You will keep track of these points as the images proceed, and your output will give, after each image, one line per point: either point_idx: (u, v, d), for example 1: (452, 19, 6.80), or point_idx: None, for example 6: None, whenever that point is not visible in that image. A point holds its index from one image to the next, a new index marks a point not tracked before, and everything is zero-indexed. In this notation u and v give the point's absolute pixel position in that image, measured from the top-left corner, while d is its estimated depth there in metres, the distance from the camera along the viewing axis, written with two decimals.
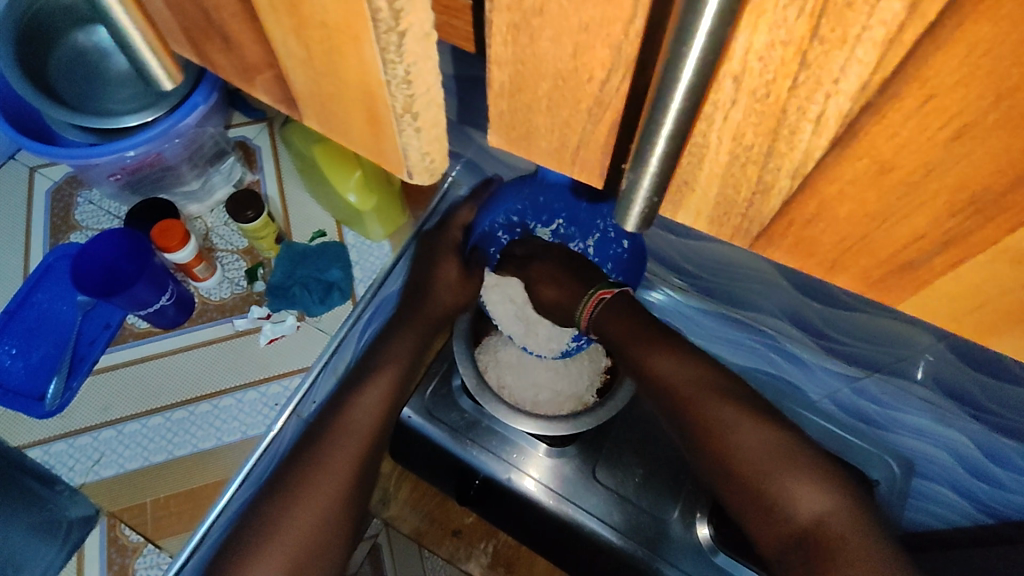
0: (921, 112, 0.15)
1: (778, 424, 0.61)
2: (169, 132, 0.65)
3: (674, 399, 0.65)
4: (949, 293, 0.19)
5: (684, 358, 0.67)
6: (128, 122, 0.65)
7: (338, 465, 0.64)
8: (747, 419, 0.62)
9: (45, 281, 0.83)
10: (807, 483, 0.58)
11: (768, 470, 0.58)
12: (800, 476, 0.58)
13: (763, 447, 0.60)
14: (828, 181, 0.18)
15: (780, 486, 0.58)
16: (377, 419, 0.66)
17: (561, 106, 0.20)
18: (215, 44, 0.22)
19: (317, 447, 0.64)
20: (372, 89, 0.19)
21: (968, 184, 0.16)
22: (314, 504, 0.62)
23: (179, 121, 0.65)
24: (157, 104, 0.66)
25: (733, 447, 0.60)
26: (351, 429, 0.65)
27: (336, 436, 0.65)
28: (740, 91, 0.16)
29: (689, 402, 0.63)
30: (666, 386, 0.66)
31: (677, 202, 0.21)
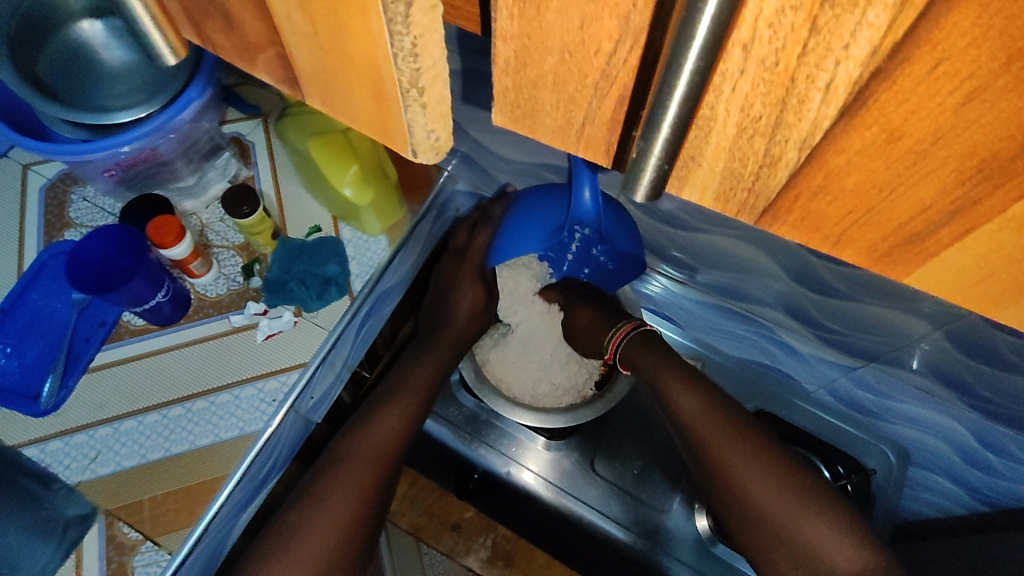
0: (932, 76, 0.15)
1: (798, 470, 0.63)
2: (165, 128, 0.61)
3: (695, 436, 0.66)
4: (954, 264, 0.19)
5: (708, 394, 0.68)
6: (122, 118, 0.61)
7: (364, 480, 0.67)
8: (762, 462, 0.63)
9: (39, 280, 0.83)
10: (825, 524, 0.59)
11: (784, 511, 0.60)
12: (820, 517, 0.60)
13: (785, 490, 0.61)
14: (836, 151, 0.18)
15: (790, 524, 0.59)
16: (400, 436, 0.71)
17: (567, 81, 0.20)
18: (215, 22, 0.21)
19: (344, 460, 0.68)
20: (377, 63, 0.19)
21: (976, 151, 0.16)
22: (340, 511, 0.65)
23: (174, 116, 0.61)
24: (151, 99, 0.61)
25: (754, 487, 0.62)
26: (378, 449, 0.70)
27: (361, 454, 0.68)
28: (749, 60, 0.16)
29: (709, 440, 0.64)
30: (692, 425, 0.66)
31: (684, 178, 0.21)
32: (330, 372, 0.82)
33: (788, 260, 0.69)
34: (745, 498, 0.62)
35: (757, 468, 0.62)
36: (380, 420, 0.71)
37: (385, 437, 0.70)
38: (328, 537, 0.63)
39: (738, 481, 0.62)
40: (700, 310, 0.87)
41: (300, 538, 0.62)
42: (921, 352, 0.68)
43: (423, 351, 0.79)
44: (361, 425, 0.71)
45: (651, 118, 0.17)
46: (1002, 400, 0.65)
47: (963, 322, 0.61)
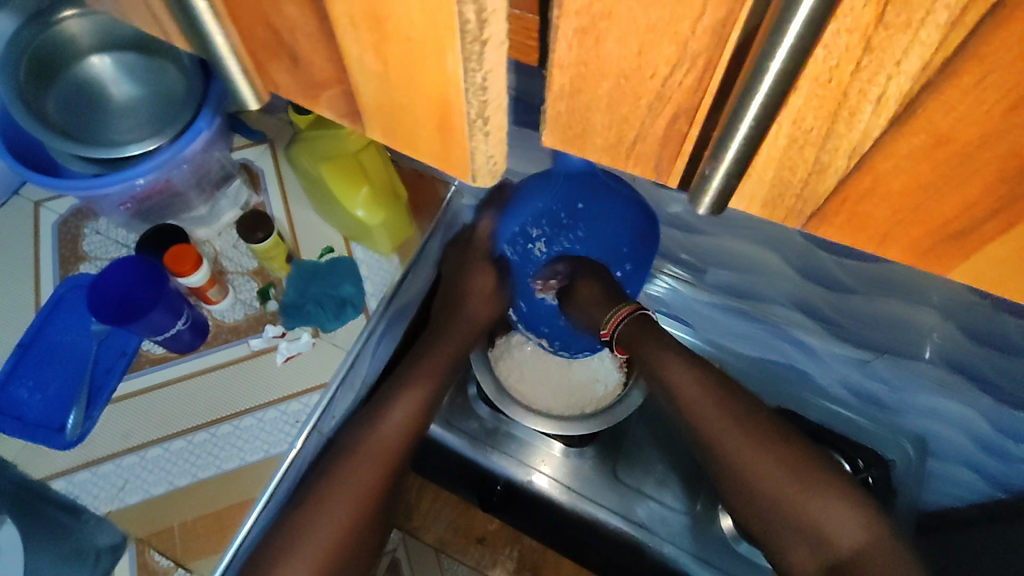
0: (980, 87, 0.16)
1: (807, 450, 0.58)
2: (176, 160, 0.62)
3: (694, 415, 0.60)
4: (996, 256, 0.20)
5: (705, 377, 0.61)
6: (130, 151, 0.61)
7: (367, 482, 0.64)
8: (766, 442, 0.57)
9: (57, 313, 0.84)
10: (831, 497, 0.54)
11: (791, 500, 0.55)
12: (823, 489, 0.55)
13: (778, 469, 0.56)
14: (885, 157, 0.19)
15: (802, 515, 0.54)
16: (407, 434, 0.67)
17: (620, 103, 0.21)
18: (280, 62, 0.23)
19: (344, 464, 0.64)
20: (446, 97, 0.20)
21: (1019, 151, 0.17)
22: (342, 514, 0.62)
23: (185, 148, 0.61)
24: (160, 133, 0.62)
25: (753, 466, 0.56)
26: (384, 447, 0.66)
27: (367, 451, 0.65)
28: (803, 78, 0.17)
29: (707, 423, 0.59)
30: (688, 405, 0.60)
31: (734, 187, 0.22)
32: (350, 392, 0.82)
33: (796, 255, 0.70)
34: (753, 483, 0.56)
35: (755, 446, 0.57)
36: (384, 415, 0.67)
37: (391, 436, 0.66)
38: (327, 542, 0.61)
39: (738, 462, 0.57)
40: (711, 310, 0.88)
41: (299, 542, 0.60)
42: (934, 344, 0.70)
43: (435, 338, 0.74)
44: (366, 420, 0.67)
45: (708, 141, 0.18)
46: (1012, 386, 0.65)
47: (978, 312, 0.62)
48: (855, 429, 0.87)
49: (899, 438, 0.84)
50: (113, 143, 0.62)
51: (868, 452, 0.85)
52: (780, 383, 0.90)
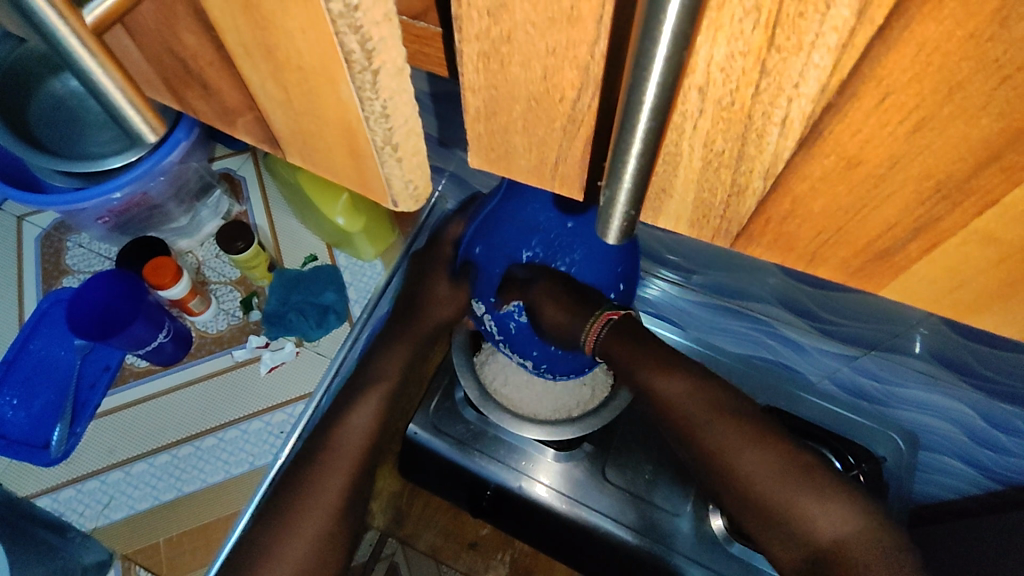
0: (880, 109, 0.15)
1: (789, 439, 0.55)
2: (155, 171, 0.64)
3: (675, 415, 0.58)
4: (923, 276, 0.20)
5: (693, 376, 0.59)
6: (112, 162, 0.63)
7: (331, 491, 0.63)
8: (748, 435, 0.55)
9: (39, 330, 0.83)
10: (818, 492, 0.52)
11: (779, 491, 0.52)
12: (812, 483, 0.52)
13: (765, 461, 0.53)
14: (799, 179, 0.18)
15: (787, 507, 0.51)
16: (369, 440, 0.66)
17: (536, 125, 0.21)
18: (195, 91, 0.22)
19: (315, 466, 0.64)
20: (350, 125, 0.19)
21: (932, 174, 0.16)
22: (309, 526, 0.62)
23: (164, 157, 0.64)
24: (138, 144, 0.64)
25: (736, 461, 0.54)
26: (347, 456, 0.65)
27: (329, 460, 0.64)
28: (706, 100, 0.17)
29: (690, 421, 0.57)
30: (672, 404, 0.58)
31: (659, 208, 0.22)
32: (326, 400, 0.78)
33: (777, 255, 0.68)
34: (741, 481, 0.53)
35: (739, 441, 0.55)
36: (344, 423, 0.66)
37: (354, 441, 0.66)
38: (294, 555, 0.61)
39: (720, 457, 0.55)
40: (698, 309, 0.87)
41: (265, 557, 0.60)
42: (920, 338, 0.67)
43: (388, 343, 0.71)
44: (327, 429, 0.66)
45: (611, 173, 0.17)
46: (1004, 378, 0.62)
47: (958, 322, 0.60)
48: (845, 425, 0.83)
49: (890, 431, 0.82)
50: (95, 156, 0.64)
51: (858, 446, 0.81)
52: (770, 379, 0.88)
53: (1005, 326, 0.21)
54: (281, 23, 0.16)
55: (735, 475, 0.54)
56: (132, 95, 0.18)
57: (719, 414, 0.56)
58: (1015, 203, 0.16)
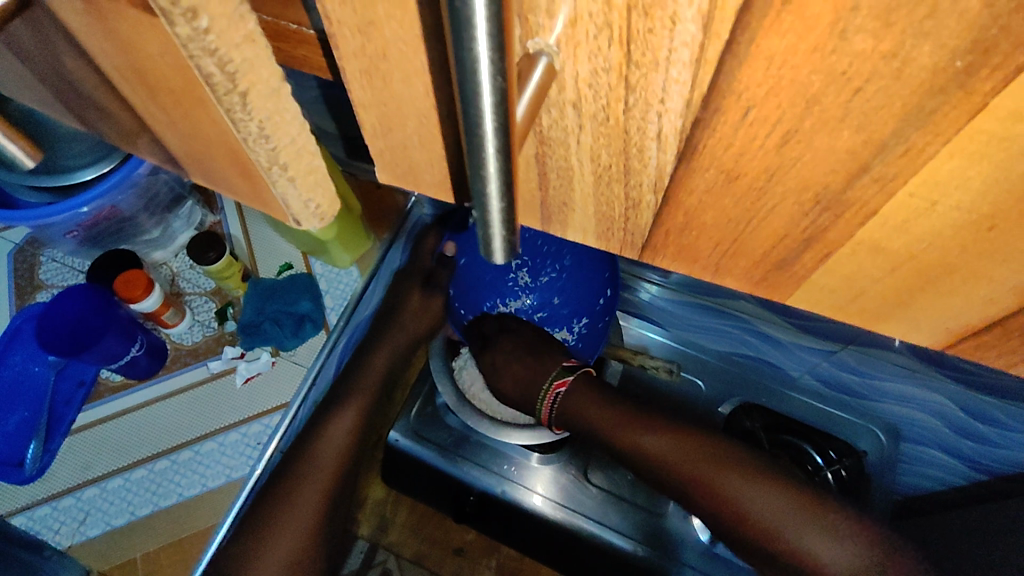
0: (746, 123, 0.15)
1: (788, 477, 0.53)
2: (126, 181, 0.65)
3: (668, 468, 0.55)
4: (824, 285, 0.19)
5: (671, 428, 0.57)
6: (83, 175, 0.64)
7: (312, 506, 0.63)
8: (737, 470, 0.53)
9: (15, 343, 0.80)
10: (825, 529, 0.49)
11: (788, 528, 0.50)
12: (817, 522, 0.50)
13: (770, 502, 0.51)
14: (687, 192, 0.18)
15: (799, 550, 0.49)
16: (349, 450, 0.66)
17: (432, 141, 0.20)
18: (95, 113, 0.22)
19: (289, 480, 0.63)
20: (234, 145, 0.19)
21: (810, 186, 0.16)
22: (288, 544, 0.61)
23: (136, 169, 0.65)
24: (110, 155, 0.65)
25: (740, 505, 0.52)
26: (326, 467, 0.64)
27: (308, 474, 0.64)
28: (583, 116, 0.17)
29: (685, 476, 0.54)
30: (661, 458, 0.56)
31: (564, 220, 0.21)
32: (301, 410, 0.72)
33: None
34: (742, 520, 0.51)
35: (738, 485, 0.53)
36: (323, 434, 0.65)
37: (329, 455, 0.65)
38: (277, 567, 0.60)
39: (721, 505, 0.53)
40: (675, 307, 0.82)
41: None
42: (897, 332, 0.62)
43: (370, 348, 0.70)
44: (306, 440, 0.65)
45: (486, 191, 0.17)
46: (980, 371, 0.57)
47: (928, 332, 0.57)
48: (825, 420, 0.81)
49: (872, 426, 0.78)
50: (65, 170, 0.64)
51: (838, 442, 0.80)
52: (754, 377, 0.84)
53: (915, 332, 0.20)
54: (143, 45, 0.16)
55: (740, 521, 0.52)
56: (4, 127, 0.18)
57: (712, 461, 0.54)
58: (893, 214, 0.16)
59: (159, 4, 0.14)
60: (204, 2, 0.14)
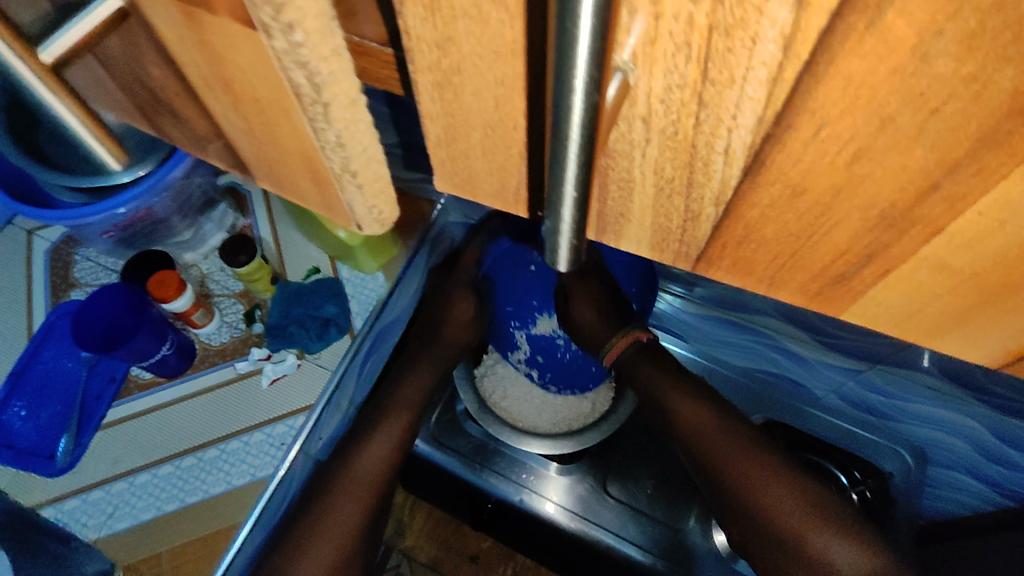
0: (818, 138, 0.15)
1: (805, 479, 0.53)
2: (159, 185, 0.66)
3: (698, 446, 0.56)
4: (882, 300, 0.20)
5: (712, 408, 0.58)
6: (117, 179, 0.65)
7: (351, 521, 0.62)
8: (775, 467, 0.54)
9: (50, 341, 0.85)
10: (837, 534, 0.50)
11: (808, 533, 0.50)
12: (829, 525, 0.50)
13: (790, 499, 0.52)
14: (749, 206, 0.18)
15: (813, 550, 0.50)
16: (387, 468, 0.64)
17: (495, 152, 0.21)
18: (166, 118, 0.23)
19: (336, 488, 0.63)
20: (309, 152, 0.20)
21: (876, 203, 0.16)
22: (328, 553, 0.60)
23: (168, 174, 0.65)
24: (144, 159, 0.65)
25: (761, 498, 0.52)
26: (362, 483, 0.63)
27: (349, 485, 0.63)
28: (651, 130, 0.17)
29: (715, 454, 0.55)
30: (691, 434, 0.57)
31: (619, 230, 0.22)
32: (336, 411, 0.73)
33: None
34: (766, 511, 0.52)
35: (762, 478, 0.53)
36: (362, 450, 0.64)
37: (368, 469, 0.64)
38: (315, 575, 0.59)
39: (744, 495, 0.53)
40: (704, 322, 0.82)
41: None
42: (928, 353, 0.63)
43: (404, 365, 0.70)
44: (344, 456, 0.64)
45: None
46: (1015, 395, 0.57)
47: None
48: (847, 436, 0.80)
49: (898, 447, 0.77)
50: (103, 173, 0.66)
51: (864, 463, 0.78)
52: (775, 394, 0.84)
53: (970, 351, 0.20)
54: (233, 57, 0.17)
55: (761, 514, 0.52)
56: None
57: (748, 449, 0.55)
58: (959, 232, 0.16)
59: (260, 19, 0.15)
60: (301, 19, 0.15)
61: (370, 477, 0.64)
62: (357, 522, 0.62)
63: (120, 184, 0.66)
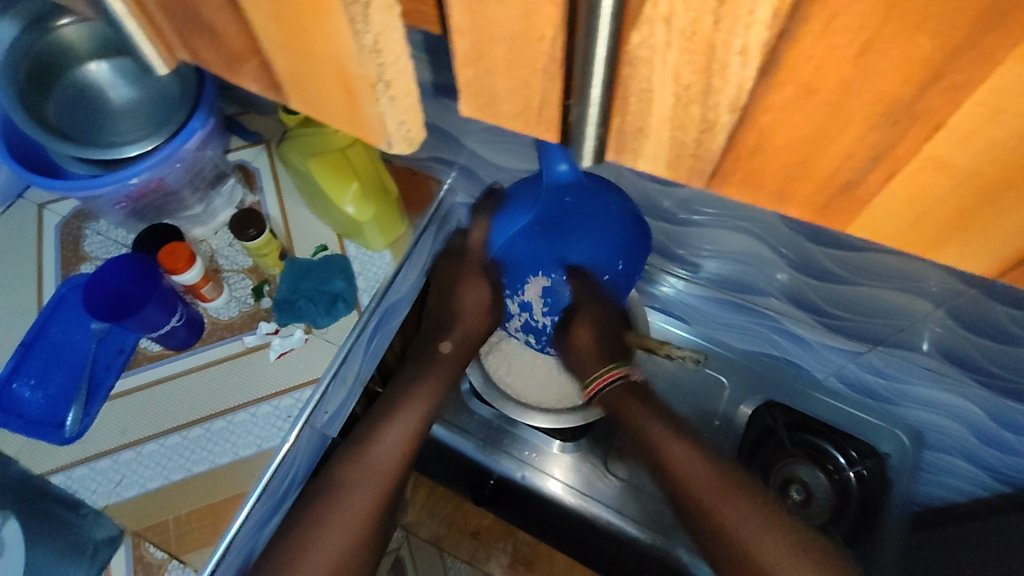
0: (829, 31, 0.16)
1: (787, 519, 0.62)
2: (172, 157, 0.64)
3: (690, 488, 0.64)
4: (888, 209, 0.21)
5: (701, 452, 0.66)
6: (129, 151, 0.64)
7: (359, 510, 0.65)
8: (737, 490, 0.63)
9: (59, 313, 0.81)
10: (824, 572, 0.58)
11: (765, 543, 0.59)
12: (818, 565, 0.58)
13: (781, 540, 0.60)
14: (763, 110, 0.19)
15: None
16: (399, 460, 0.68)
17: (519, 67, 0.22)
18: (202, 39, 0.24)
19: (344, 481, 0.66)
20: (345, 61, 0.21)
21: (882, 98, 0.17)
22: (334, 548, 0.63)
23: (181, 146, 0.64)
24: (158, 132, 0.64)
25: (750, 538, 0.60)
26: (375, 473, 0.67)
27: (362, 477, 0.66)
28: (671, 32, 0.18)
29: (710, 497, 0.63)
30: (686, 478, 0.65)
31: (636, 148, 0.23)
32: (342, 388, 0.78)
33: (788, 247, 0.66)
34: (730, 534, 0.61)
35: (754, 519, 0.61)
36: (376, 441, 0.68)
37: (384, 460, 0.68)
38: (325, 563, 0.62)
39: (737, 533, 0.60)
40: (707, 305, 0.82)
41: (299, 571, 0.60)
42: (929, 334, 0.65)
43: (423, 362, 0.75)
44: (358, 446, 0.68)
45: (586, 83, 0.20)
46: (1014, 375, 0.62)
47: (969, 297, 0.58)
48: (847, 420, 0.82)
49: (896, 429, 0.79)
50: (113, 145, 0.64)
51: (861, 443, 0.82)
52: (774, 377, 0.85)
53: (967, 261, 0.22)
54: None
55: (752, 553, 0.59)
56: (146, 32, 0.24)
57: (740, 492, 0.63)
58: (960, 124, 0.17)
59: None
60: None
61: (387, 467, 0.68)
62: (364, 513, 0.65)
63: (133, 158, 0.65)
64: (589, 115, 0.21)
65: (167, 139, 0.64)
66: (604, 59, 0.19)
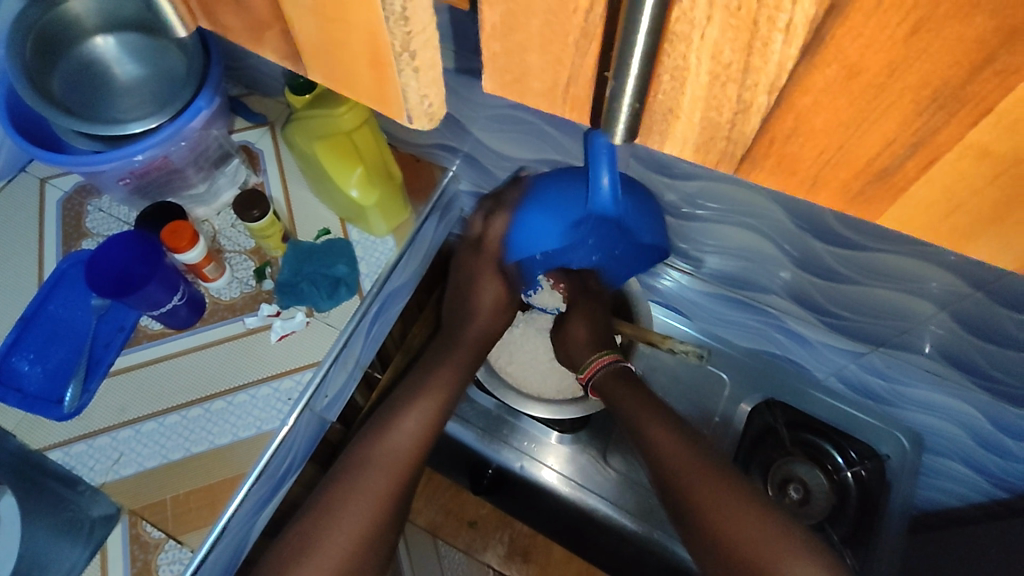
0: (880, 10, 0.16)
1: (769, 508, 0.58)
2: (176, 137, 0.63)
3: (669, 467, 0.62)
4: (923, 199, 0.20)
5: (685, 436, 0.64)
6: (133, 129, 0.62)
7: (378, 491, 0.64)
8: (737, 498, 0.58)
9: (59, 289, 0.79)
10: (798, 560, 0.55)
11: (763, 556, 0.55)
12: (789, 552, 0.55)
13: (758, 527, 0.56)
14: (802, 92, 0.19)
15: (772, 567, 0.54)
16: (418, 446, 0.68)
17: (551, 42, 0.21)
18: (224, 3, 0.23)
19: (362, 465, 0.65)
20: (373, 27, 0.20)
21: (929, 81, 0.17)
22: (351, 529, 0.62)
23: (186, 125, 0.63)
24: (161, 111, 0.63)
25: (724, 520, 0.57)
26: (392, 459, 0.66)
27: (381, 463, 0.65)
28: (714, 6, 0.18)
29: (683, 475, 0.61)
30: (662, 458, 0.63)
31: (665, 132, 0.22)
32: (342, 372, 0.78)
33: (793, 245, 0.65)
34: (720, 536, 0.57)
35: (732, 502, 0.58)
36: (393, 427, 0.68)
37: (403, 446, 0.67)
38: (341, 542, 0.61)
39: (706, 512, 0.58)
40: (709, 301, 0.82)
41: (314, 550, 0.60)
42: (931, 336, 0.65)
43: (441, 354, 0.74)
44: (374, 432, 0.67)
45: (622, 59, 0.19)
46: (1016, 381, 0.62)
47: (974, 301, 0.57)
48: (847, 420, 0.82)
49: (894, 431, 0.79)
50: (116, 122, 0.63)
51: (860, 443, 0.82)
52: (774, 376, 0.85)
53: (999, 254, 0.21)
54: None
55: (723, 535, 0.57)
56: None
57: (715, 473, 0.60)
58: (1008, 110, 0.17)
59: None
60: None
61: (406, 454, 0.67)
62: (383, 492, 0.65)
63: (136, 136, 0.63)
64: (621, 93, 0.20)
65: (172, 118, 0.63)
66: (640, 33, 0.18)
